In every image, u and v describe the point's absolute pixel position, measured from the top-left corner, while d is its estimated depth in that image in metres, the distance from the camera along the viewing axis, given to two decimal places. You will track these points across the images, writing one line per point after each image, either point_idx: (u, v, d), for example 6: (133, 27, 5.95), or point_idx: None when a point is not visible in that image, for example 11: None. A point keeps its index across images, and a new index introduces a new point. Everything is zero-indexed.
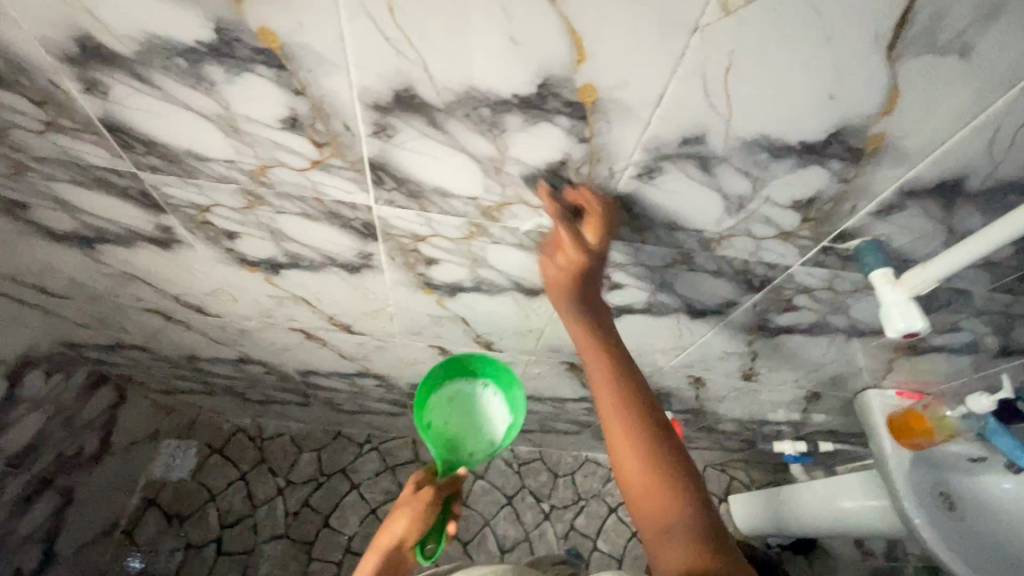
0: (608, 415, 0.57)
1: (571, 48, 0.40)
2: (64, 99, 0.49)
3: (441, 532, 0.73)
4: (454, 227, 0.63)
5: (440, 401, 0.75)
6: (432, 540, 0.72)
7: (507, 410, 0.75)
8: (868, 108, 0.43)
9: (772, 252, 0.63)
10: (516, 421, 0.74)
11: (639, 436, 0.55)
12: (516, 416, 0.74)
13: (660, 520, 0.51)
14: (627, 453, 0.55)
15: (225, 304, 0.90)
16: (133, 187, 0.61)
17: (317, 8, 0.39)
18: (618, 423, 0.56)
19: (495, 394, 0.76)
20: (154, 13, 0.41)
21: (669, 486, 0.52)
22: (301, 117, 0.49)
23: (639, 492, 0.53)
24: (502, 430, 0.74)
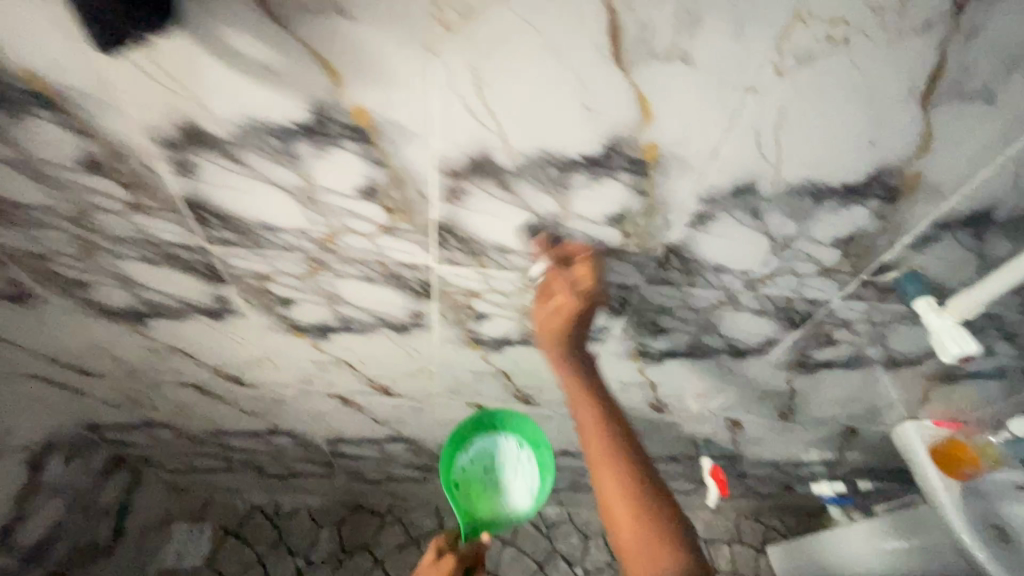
0: (599, 467, 0.68)
1: (639, 112, 0.45)
2: (153, 181, 0.52)
3: None
4: (509, 282, 0.66)
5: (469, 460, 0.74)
6: None
7: (534, 475, 0.74)
8: (904, 150, 0.48)
9: (813, 288, 0.66)
10: (543, 487, 0.73)
11: (626, 490, 0.65)
12: (544, 481, 0.74)
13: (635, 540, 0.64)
14: (617, 503, 0.65)
15: (266, 372, 0.90)
16: (200, 260, 0.63)
17: (411, 89, 0.43)
18: (611, 479, 0.66)
19: (523, 458, 0.75)
20: (258, 101, 0.45)
21: (652, 530, 0.63)
22: (378, 186, 0.52)
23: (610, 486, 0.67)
24: (529, 496, 0.73)
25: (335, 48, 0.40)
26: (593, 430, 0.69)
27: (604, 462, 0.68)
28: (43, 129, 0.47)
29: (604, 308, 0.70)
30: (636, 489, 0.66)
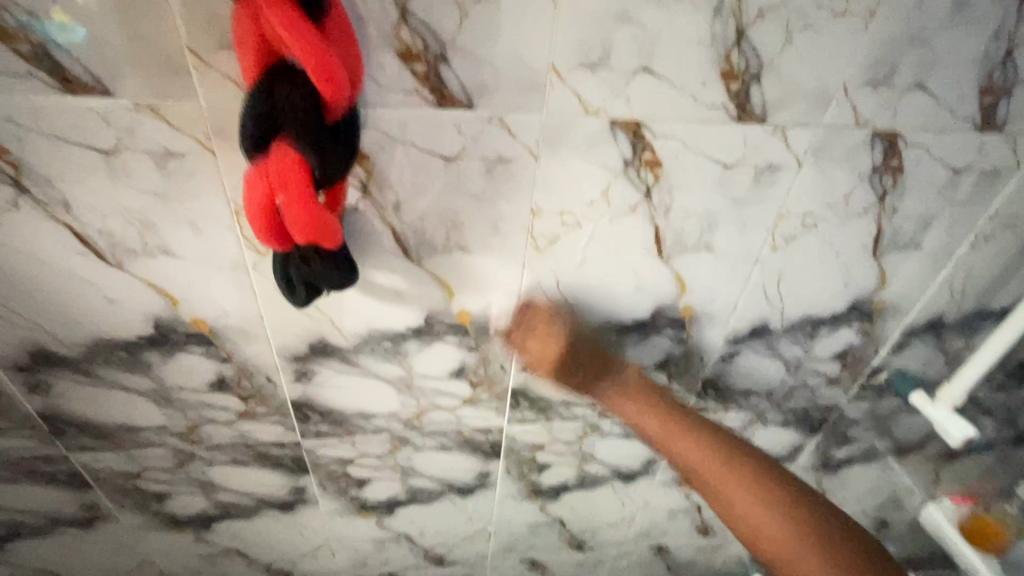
0: (696, 470, 0.58)
1: (676, 284, 0.58)
2: (270, 389, 0.60)
3: None
4: (570, 431, 0.74)
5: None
6: None
7: None
8: (870, 285, 0.63)
9: (825, 396, 0.78)
10: None
11: (764, 494, 0.55)
12: None
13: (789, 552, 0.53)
14: (760, 516, 0.54)
15: (321, 560, 0.88)
16: (290, 454, 0.68)
17: (507, 290, 0.55)
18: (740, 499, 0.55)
19: None
20: (381, 315, 0.55)
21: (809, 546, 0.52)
22: (468, 366, 0.62)
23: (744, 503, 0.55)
24: None
25: (452, 272, 0.53)
26: (659, 425, 0.60)
27: (694, 457, 0.58)
28: (188, 360, 0.55)
29: None
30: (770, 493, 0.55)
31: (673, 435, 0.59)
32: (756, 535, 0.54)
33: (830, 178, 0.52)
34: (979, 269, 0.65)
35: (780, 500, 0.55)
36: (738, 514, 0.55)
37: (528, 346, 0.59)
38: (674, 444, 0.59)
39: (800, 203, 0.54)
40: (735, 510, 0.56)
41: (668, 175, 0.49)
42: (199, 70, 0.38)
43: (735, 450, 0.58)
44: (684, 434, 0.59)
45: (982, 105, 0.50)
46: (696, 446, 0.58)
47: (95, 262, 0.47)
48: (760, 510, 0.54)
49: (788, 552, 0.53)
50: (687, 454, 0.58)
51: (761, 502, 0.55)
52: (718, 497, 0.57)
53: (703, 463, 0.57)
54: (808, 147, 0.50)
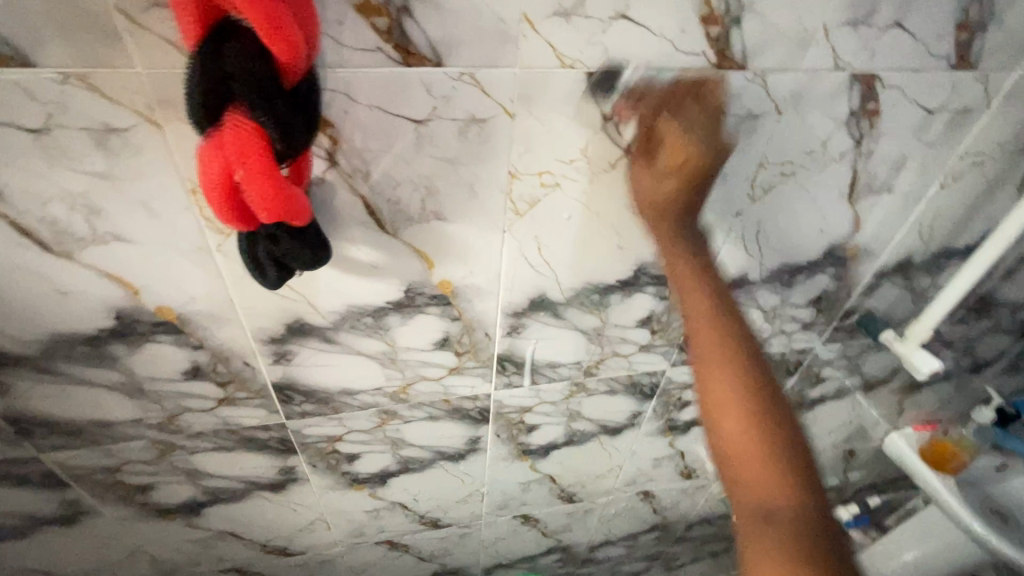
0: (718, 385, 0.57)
1: (658, 241, 0.58)
2: (248, 373, 0.58)
3: None
4: (557, 392, 0.74)
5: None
6: None
7: None
8: (844, 231, 0.64)
9: (800, 340, 0.80)
10: None
11: (754, 426, 0.55)
12: None
13: (752, 481, 0.54)
14: (740, 441, 0.55)
15: (316, 534, 0.89)
16: (276, 436, 0.67)
17: (488, 257, 0.54)
18: (734, 417, 0.56)
19: None
20: (358, 290, 0.53)
21: (774, 481, 0.54)
22: (452, 336, 0.61)
23: (734, 428, 0.55)
24: None
25: (430, 242, 0.51)
26: (702, 329, 0.56)
27: (722, 374, 0.56)
28: (157, 349, 0.53)
29: (637, 395, 0.80)
30: (760, 429, 0.55)
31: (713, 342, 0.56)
32: (738, 458, 0.55)
33: (809, 123, 0.52)
34: (947, 209, 0.66)
35: (775, 469, 0.54)
36: (730, 440, 0.56)
37: (654, 153, 0.48)
38: (716, 351, 0.56)
39: (779, 152, 0.53)
40: (724, 428, 0.56)
41: (648, 129, 0.48)
42: (132, 33, 0.34)
43: (756, 385, 0.57)
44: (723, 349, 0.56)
45: (958, 41, 0.49)
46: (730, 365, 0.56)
47: (40, 253, 0.43)
48: (745, 441, 0.55)
49: (762, 482, 0.54)
50: (717, 376, 0.56)
51: (759, 461, 0.54)
52: (726, 438, 0.56)
53: (724, 385, 0.56)
54: (787, 94, 0.49)
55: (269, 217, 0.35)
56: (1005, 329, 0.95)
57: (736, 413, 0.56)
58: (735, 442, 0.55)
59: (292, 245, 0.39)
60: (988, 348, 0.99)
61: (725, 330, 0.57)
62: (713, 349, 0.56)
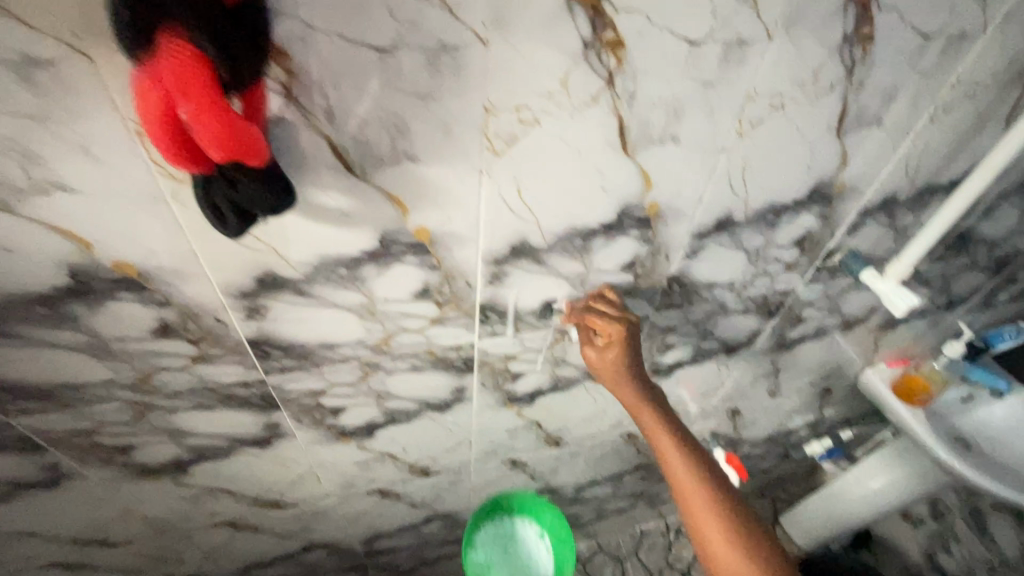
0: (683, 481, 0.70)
1: (642, 182, 0.56)
2: (221, 330, 0.56)
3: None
4: (542, 340, 0.74)
5: (477, 538, 1.00)
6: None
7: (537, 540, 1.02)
8: (831, 168, 0.63)
9: (782, 281, 0.80)
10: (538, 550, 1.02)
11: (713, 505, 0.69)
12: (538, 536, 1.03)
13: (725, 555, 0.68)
14: (708, 523, 0.69)
15: (307, 487, 0.90)
16: (256, 393, 0.65)
17: (466, 202, 0.51)
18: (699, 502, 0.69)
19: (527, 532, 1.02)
20: (330, 240, 0.50)
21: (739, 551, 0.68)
22: (432, 286, 0.59)
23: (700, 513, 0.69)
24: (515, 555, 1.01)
25: (403, 185, 0.48)
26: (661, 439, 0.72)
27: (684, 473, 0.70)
28: (121, 308, 0.50)
29: None
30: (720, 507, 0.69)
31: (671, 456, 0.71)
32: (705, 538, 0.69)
33: (800, 51, 0.49)
34: (935, 143, 0.64)
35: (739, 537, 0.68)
36: (699, 521, 0.69)
37: (593, 341, 0.70)
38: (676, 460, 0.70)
39: (767, 84, 0.51)
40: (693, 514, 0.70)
41: (632, 58, 0.45)
42: None
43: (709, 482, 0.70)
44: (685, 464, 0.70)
45: None
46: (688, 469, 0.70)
47: None
48: (711, 521, 0.69)
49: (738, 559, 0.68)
50: (678, 472, 0.70)
51: (725, 535, 0.68)
52: (698, 520, 0.69)
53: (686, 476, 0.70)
54: (780, 17, 0.46)
55: (222, 156, 0.32)
56: (982, 266, 0.96)
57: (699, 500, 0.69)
58: (702, 523, 0.69)
59: (253, 189, 0.37)
60: (963, 285, 1.01)
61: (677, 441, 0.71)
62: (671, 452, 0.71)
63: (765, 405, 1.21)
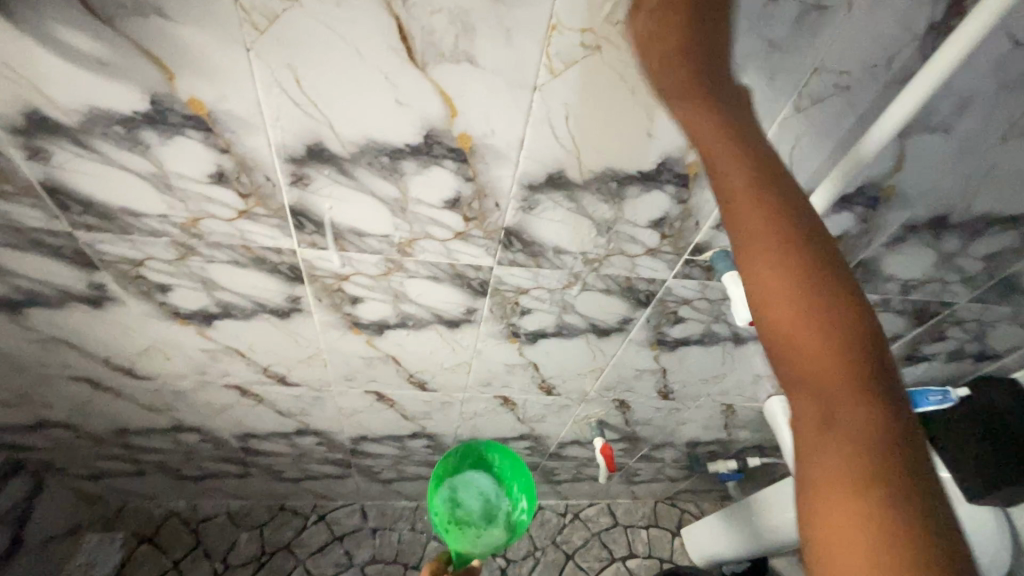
0: (775, 333, 0.44)
1: (444, 105, 0.52)
2: (6, 165, 0.56)
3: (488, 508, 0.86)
4: (373, 266, 0.72)
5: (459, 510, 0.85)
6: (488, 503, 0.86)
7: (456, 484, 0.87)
8: (679, 142, 0.57)
9: (646, 267, 0.75)
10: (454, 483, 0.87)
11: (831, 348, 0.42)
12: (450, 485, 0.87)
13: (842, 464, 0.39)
14: (808, 336, 0.42)
15: (158, 364, 0.92)
16: (68, 246, 0.66)
17: (237, 80, 0.49)
18: (810, 354, 0.42)
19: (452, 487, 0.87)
20: (95, 89, 0.49)
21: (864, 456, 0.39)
22: (227, 172, 0.57)
23: (813, 370, 0.42)
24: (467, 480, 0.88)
25: (160, 43, 0.46)
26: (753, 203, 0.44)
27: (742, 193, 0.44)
28: None
29: (468, 289, 0.77)
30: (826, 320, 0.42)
31: (821, 297, 0.42)
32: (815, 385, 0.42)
33: None
34: (809, 140, 0.58)
35: (857, 412, 0.40)
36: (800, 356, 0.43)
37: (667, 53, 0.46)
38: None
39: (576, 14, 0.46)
40: (796, 355, 0.43)
41: None
42: None
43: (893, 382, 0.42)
44: (822, 323, 0.42)
45: None
46: (845, 366, 0.42)
47: None
48: (824, 361, 0.42)
49: (838, 518, 0.38)
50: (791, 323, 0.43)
51: (837, 405, 0.41)
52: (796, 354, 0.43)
53: (772, 283, 0.43)
54: None
55: None
56: (897, 309, 0.88)
57: (808, 338, 0.42)
58: (813, 384, 0.42)
59: None
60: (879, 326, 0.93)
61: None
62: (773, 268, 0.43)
63: (658, 406, 1.17)
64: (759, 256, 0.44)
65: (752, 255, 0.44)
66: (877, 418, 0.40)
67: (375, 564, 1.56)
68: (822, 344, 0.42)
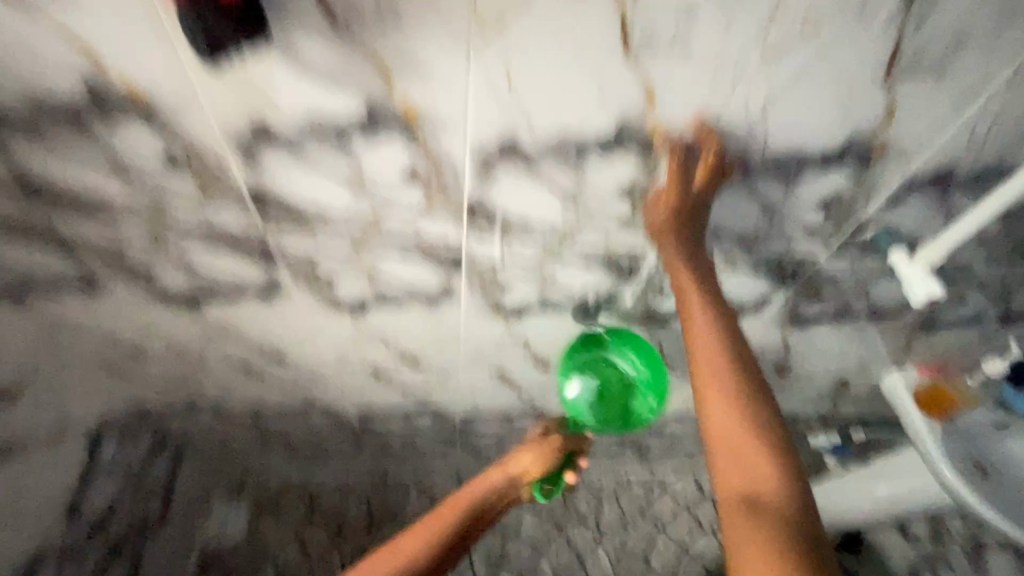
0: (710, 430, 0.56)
1: (646, 96, 0.53)
2: (223, 175, 0.60)
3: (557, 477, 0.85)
4: (532, 254, 0.74)
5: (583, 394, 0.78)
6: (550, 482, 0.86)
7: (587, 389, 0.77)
8: (873, 121, 0.56)
9: (801, 247, 0.74)
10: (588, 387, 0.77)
11: (743, 410, 0.56)
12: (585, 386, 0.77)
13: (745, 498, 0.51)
14: (724, 399, 0.56)
15: (306, 350, 0.98)
16: (257, 246, 0.71)
17: (451, 82, 0.51)
18: (726, 408, 0.56)
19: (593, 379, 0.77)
20: (319, 99, 0.52)
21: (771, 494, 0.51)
22: (419, 171, 0.60)
23: (714, 425, 0.56)
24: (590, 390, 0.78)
25: (390, 51, 0.48)
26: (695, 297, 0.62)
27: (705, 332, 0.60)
28: (134, 134, 0.55)
29: (616, 274, 0.79)
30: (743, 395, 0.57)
31: (731, 383, 0.57)
32: (718, 432, 0.55)
33: None
34: (1012, 111, 0.56)
35: (766, 465, 0.52)
36: (715, 410, 0.56)
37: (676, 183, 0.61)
38: (402, 558, 0.69)
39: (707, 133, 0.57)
40: (709, 411, 0.57)
41: None
42: None
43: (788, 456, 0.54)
44: (732, 399, 0.56)
45: None
46: (756, 439, 0.54)
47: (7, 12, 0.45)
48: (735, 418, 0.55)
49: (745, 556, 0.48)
50: (715, 390, 0.57)
51: (742, 450, 0.54)
52: (712, 410, 0.57)
53: (703, 346, 0.59)
54: None
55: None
56: None
57: (716, 397, 0.57)
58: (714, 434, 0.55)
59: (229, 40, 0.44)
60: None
61: (429, 561, 0.70)
62: (710, 346, 0.59)
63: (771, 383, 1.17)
64: (696, 340, 0.60)
65: (697, 343, 0.60)
66: (784, 485, 0.51)
67: None
68: (736, 412, 0.56)
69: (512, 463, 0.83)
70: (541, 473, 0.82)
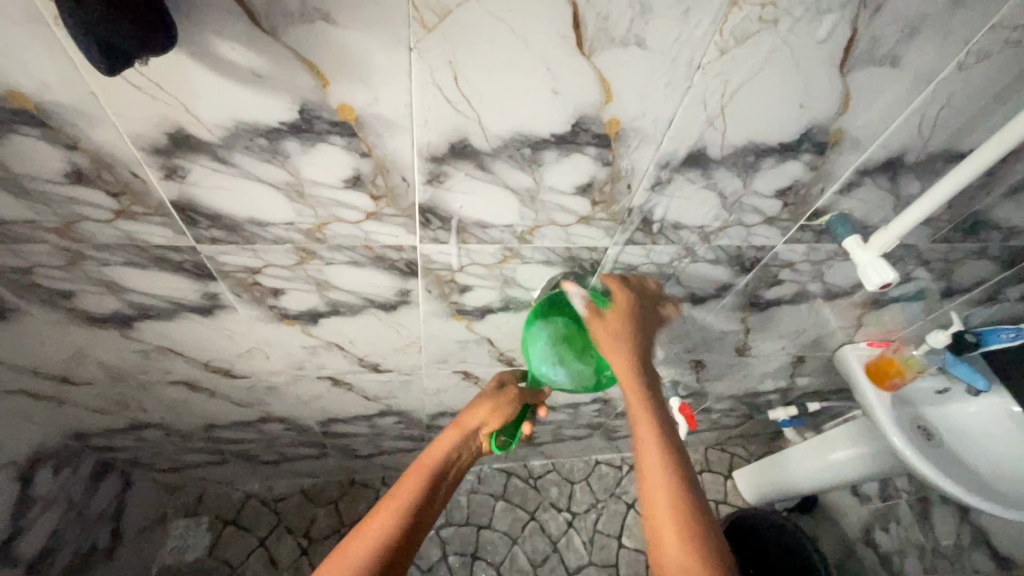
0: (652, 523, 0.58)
1: (602, 91, 0.50)
2: (141, 186, 0.54)
3: (513, 432, 0.85)
4: (490, 255, 0.71)
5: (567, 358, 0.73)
6: (505, 434, 0.85)
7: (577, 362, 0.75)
8: (829, 110, 0.55)
9: (759, 235, 0.74)
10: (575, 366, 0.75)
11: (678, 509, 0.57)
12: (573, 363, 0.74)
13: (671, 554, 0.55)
14: (658, 492, 0.58)
15: (257, 363, 0.92)
16: (189, 260, 0.65)
17: (391, 82, 0.46)
18: (664, 501, 0.58)
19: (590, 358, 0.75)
20: (243, 102, 0.47)
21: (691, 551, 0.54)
22: (364, 175, 0.56)
23: (663, 521, 0.56)
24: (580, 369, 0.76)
25: (320, 49, 0.43)
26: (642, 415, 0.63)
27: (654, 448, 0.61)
28: (27, 144, 0.48)
29: (578, 270, 0.76)
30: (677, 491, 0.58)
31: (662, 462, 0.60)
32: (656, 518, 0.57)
33: None
34: (960, 98, 0.56)
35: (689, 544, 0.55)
36: (652, 501, 0.58)
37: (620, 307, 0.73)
38: (383, 523, 0.64)
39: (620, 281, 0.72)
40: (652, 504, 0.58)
41: None
42: None
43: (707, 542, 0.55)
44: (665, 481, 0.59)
45: None
46: (683, 532, 0.55)
47: None
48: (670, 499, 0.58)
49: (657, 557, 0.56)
50: (656, 488, 0.59)
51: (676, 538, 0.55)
52: (655, 504, 0.58)
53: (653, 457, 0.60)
54: None
55: None
56: (990, 255, 0.89)
57: (660, 489, 0.58)
58: (661, 527, 0.56)
59: (137, 51, 0.37)
60: (966, 272, 0.94)
61: (406, 514, 0.66)
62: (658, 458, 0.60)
63: (732, 363, 1.19)
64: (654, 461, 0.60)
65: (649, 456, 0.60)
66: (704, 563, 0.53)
67: (449, 527, 1.58)
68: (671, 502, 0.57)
69: (467, 417, 0.83)
70: (496, 421, 0.83)
